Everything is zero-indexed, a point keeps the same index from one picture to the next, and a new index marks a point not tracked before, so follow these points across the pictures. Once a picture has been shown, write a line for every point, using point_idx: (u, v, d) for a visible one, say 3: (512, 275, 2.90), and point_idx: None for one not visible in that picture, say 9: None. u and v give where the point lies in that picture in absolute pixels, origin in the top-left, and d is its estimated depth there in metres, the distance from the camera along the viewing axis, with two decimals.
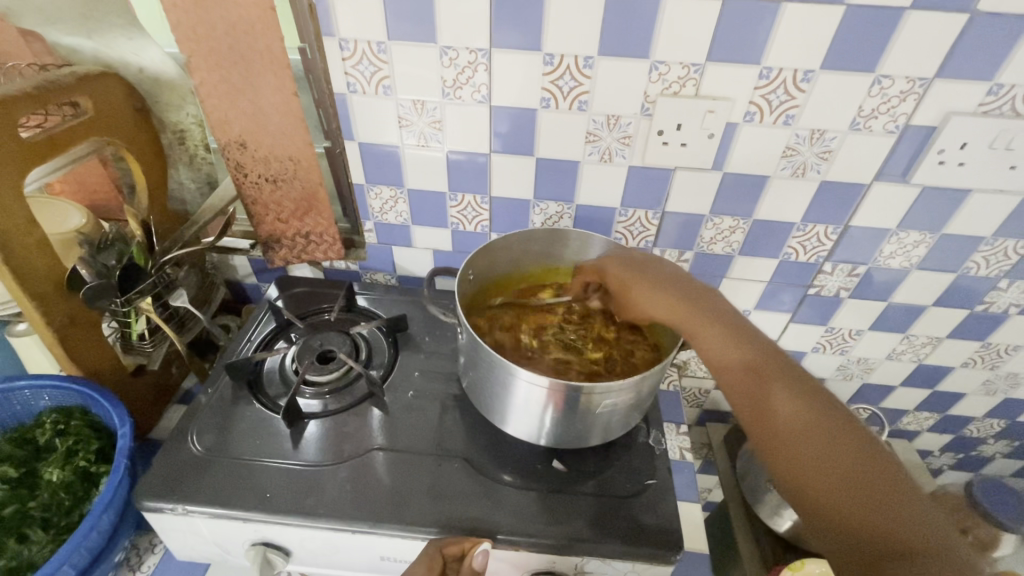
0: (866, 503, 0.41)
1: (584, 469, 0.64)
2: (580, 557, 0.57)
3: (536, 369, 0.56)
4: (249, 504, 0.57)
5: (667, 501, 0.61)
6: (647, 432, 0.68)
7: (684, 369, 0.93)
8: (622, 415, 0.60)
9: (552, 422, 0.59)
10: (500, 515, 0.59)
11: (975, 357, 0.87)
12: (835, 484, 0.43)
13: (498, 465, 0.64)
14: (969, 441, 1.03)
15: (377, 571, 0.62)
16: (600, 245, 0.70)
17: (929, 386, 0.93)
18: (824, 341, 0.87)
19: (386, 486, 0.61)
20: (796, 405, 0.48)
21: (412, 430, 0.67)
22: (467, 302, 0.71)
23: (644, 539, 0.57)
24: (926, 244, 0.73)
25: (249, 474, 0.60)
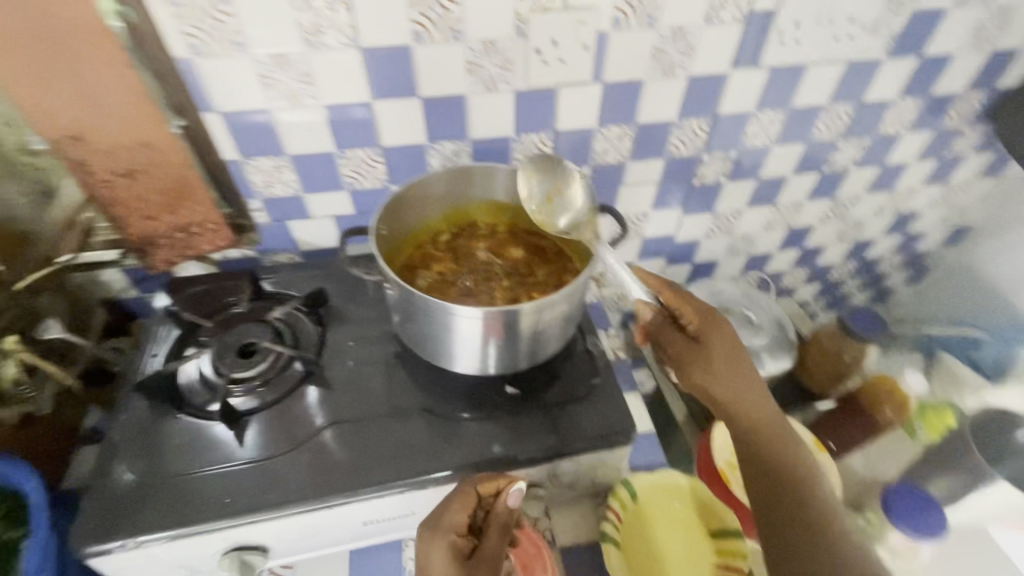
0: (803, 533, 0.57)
1: (536, 387, 0.67)
2: (550, 462, 0.62)
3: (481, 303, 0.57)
4: (211, 514, 0.55)
5: (614, 393, 0.67)
6: (584, 339, 0.72)
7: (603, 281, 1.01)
8: (559, 326, 0.63)
9: (498, 350, 0.62)
10: (468, 449, 0.61)
11: (829, 213, 1.03)
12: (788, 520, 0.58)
13: (456, 404, 0.66)
14: (833, 284, 1.24)
15: (363, 537, 0.63)
16: (504, 175, 0.70)
17: (798, 245, 1.09)
18: (713, 227, 0.99)
19: (347, 458, 0.60)
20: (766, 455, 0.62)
21: (361, 397, 0.66)
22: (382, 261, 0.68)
23: (602, 430, 0.63)
24: (780, 120, 0.82)
25: (201, 484, 0.57)
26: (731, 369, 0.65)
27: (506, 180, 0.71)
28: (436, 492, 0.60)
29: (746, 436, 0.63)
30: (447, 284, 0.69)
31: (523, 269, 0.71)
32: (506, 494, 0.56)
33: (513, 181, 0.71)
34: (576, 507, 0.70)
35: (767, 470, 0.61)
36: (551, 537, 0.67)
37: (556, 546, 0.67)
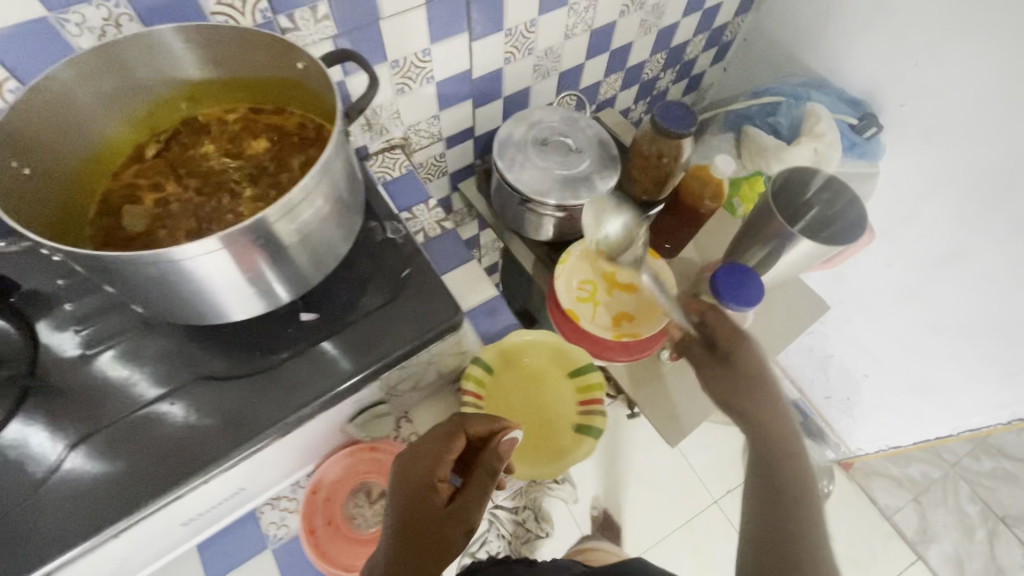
0: (784, 529, 0.55)
1: (337, 303, 0.56)
2: (381, 376, 0.54)
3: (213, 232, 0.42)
4: (37, 563, 0.43)
5: (430, 278, 0.57)
6: (382, 228, 0.60)
7: (409, 147, 0.89)
8: (330, 222, 0.51)
9: (271, 273, 0.49)
10: (281, 398, 0.51)
11: (627, 3, 0.93)
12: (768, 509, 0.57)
13: (242, 358, 0.53)
14: (650, 83, 1.21)
15: (198, 532, 0.54)
16: (177, 41, 0.48)
17: (606, 48, 1.00)
18: (511, 49, 0.85)
19: (191, 434, 0.49)
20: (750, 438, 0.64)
21: (151, 372, 0.52)
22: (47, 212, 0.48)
23: (425, 321, 0.55)
24: None
25: (14, 528, 0.44)
26: (738, 376, 0.66)
27: (185, 49, 0.49)
28: (266, 455, 0.51)
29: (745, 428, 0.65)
30: (162, 208, 0.51)
31: (267, 164, 0.53)
32: (496, 440, 0.56)
33: (199, 46, 0.49)
34: (437, 402, 0.65)
35: (763, 453, 0.62)
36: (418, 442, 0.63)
37: None
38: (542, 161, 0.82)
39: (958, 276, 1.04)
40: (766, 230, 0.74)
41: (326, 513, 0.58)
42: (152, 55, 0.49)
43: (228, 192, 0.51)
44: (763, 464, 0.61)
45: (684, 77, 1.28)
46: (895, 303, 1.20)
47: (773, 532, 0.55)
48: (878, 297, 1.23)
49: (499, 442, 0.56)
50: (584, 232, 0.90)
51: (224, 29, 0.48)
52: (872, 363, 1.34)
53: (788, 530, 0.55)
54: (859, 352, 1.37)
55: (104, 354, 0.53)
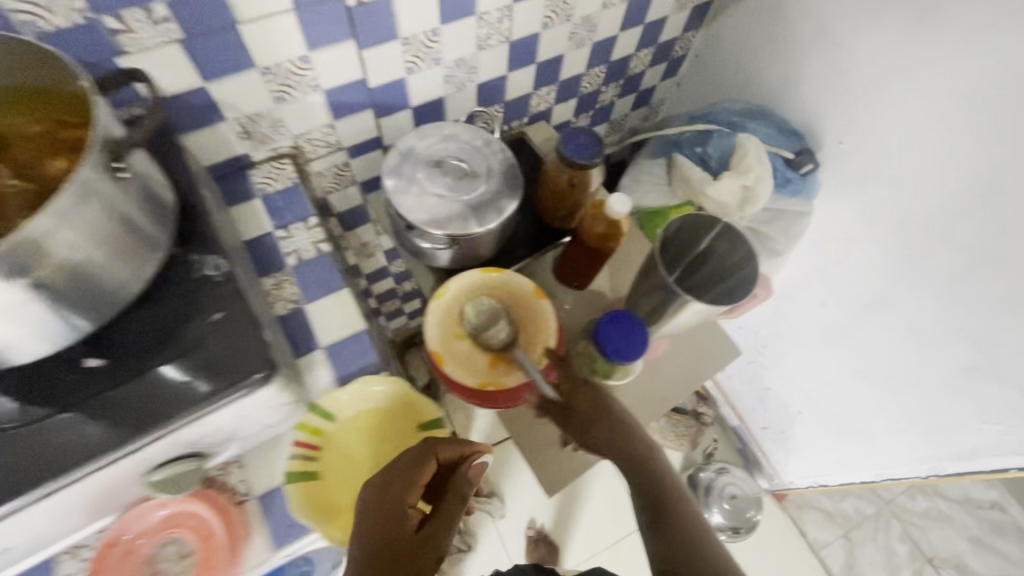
0: (685, 540, 0.63)
1: (129, 346, 0.50)
2: (176, 430, 0.48)
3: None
4: None
5: (243, 321, 0.52)
6: (204, 261, 0.54)
7: (302, 155, 0.83)
8: (115, 253, 0.46)
9: (54, 308, 0.44)
10: (55, 454, 0.45)
11: (549, 13, 0.86)
12: (672, 531, 0.65)
13: (4, 405, 0.46)
14: (591, 96, 1.14)
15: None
16: None
17: (531, 60, 0.93)
18: (411, 58, 0.78)
19: (78, 420, 0.46)
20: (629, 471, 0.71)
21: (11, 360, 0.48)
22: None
23: (226, 371, 0.49)
24: None
25: None
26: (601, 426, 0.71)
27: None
28: (61, 501, 0.47)
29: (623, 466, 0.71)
30: None
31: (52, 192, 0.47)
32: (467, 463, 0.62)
33: None
34: (274, 446, 0.60)
35: (644, 478, 0.70)
36: (245, 490, 0.58)
37: (252, 497, 0.58)
38: (434, 184, 0.77)
39: (886, 328, 1.00)
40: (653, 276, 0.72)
41: (121, 567, 0.53)
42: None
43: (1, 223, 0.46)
44: (648, 486, 0.70)
45: (631, 91, 1.22)
46: (829, 344, 1.16)
47: (677, 546, 0.63)
48: (812, 336, 1.19)
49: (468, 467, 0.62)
50: (485, 258, 0.85)
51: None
52: (805, 400, 1.31)
53: (689, 543, 0.63)
54: (793, 387, 1.33)
55: None
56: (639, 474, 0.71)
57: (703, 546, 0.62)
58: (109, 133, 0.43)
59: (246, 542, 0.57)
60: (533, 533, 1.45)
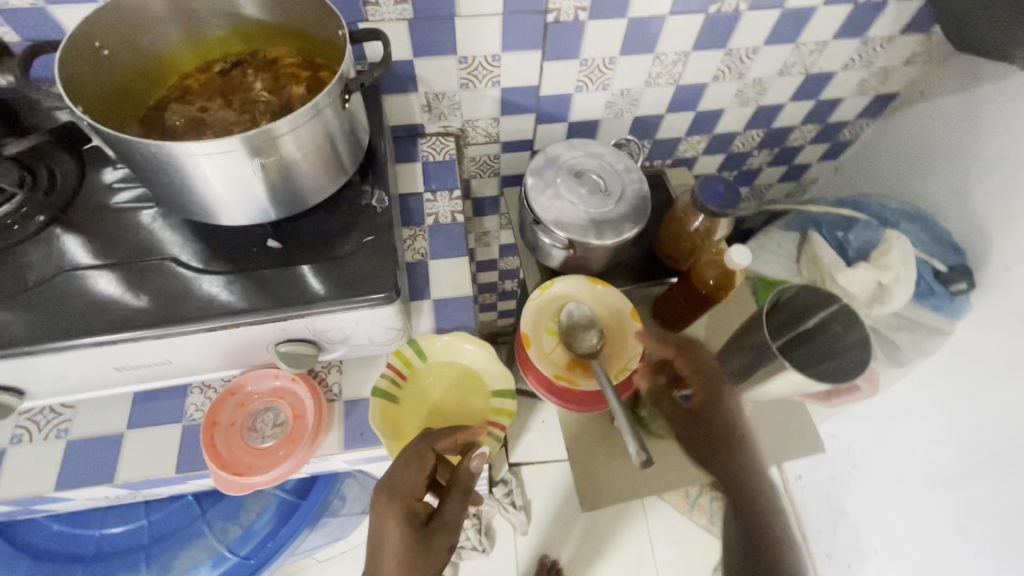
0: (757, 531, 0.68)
1: (301, 240, 0.62)
2: (304, 318, 0.58)
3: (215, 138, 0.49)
4: (50, 337, 0.54)
5: (384, 249, 0.61)
6: (371, 194, 0.65)
7: (465, 138, 0.94)
8: (314, 162, 0.58)
9: (259, 190, 0.56)
10: (219, 300, 0.57)
11: (723, 68, 0.90)
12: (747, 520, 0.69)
13: (202, 253, 0.61)
14: (740, 156, 1.15)
15: (126, 381, 0.63)
16: None
17: (692, 107, 0.97)
18: (583, 78, 0.86)
19: (212, 290, 0.58)
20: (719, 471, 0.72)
21: (186, 230, 0.62)
22: (116, 88, 0.59)
23: (359, 282, 0.59)
24: None
25: (54, 304, 0.56)
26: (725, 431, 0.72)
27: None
28: (203, 339, 0.58)
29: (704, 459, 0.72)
30: (198, 115, 0.60)
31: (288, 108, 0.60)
32: (467, 457, 0.61)
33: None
34: (371, 365, 0.69)
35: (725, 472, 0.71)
36: (336, 392, 0.68)
37: (340, 399, 0.67)
38: (570, 191, 0.83)
39: (997, 493, 0.91)
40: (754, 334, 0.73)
41: (232, 414, 0.64)
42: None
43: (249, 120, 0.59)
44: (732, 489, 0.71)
45: (783, 163, 1.20)
46: (926, 488, 1.05)
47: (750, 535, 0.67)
48: (912, 474, 1.08)
49: (469, 460, 0.61)
50: (591, 270, 0.89)
51: None
52: (885, 537, 1.18)
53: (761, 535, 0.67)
54: (875, 519, 1.21)
55: (148, 212, 0.63)
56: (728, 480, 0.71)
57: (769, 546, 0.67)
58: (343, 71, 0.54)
59: (324, 432, 0.65)
60: (546, 559, 1.42)
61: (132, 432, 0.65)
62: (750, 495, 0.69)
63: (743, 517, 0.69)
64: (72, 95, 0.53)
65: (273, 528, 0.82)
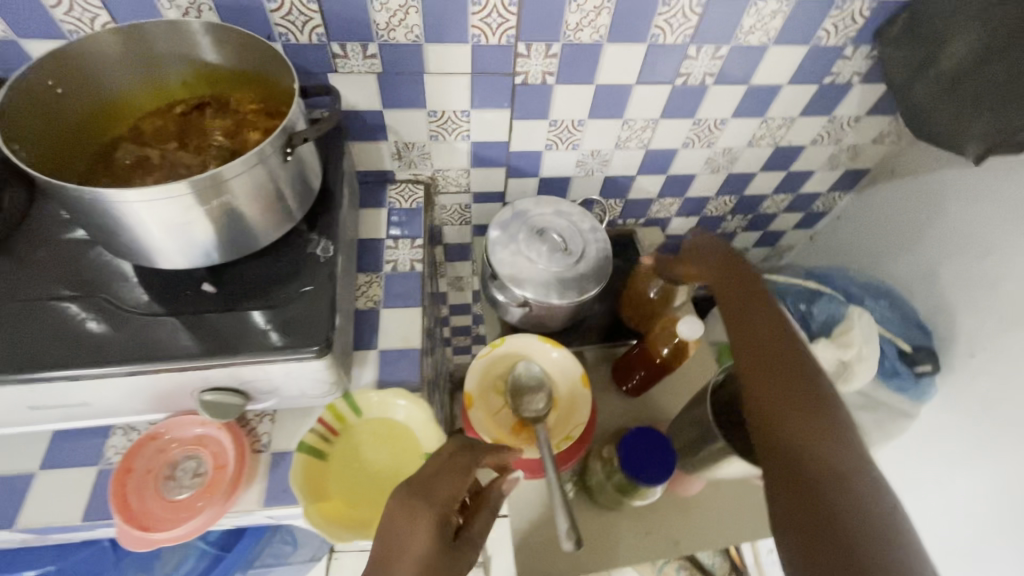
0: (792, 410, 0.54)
1: (239, 285, 0.61)
2: (232, 367, 0.56)
3: (154, 186, 0.49)
4: None
5: (323, 300, 0.60)
6: (318, 243, 0.64)
7: (435, 187, 0.95)
8: (258, 212, 0.58)
9: (193, 241, 0.56)
10: (145, 344, 0.56)
11: (692, 136, 0.91)
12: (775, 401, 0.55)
13: (135, 294, 0.59)
14: (713, 220, 1.15)
15: (44, 420, 0.60)
16: (206, 36, 0.58)
17: (663, 171, 0.98)
18: (553, 137, 0.88)
19: (140, 334, 0.56)
20: (760, 334, 0.61)
21: (123, 268, 0.61)
22: (70, 125, 0.60)
23: (293, 333, 0.57)
24: (607, 10, 0.69)
25: None
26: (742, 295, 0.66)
27: (214, 39, 0.59)
28: (125, 384, 0.56)
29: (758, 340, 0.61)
30: (150, 156, 0.60)
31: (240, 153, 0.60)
32: (501, 476, 0.58)
33: (224, 43, 0.59)
34: (304, 416, 0.67)
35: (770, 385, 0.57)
36: (264, 443, 0.65)
37: (267, 451, 0.64)
38: (531, 248, 0.83)
39: None
40: (700, 410, 0.71)
41: (149, 460, 0.62)
42: (190, 35, 0.58)
43: (199, 163, 0.59)
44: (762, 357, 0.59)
45: (758, 229, 1.21)
46: None
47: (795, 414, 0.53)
48: None
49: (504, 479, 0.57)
50: (550, 328, 0.88)
51: (239, 32, 0.57)
52: None
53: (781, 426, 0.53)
54: None
55: (89, 247, 0.62)
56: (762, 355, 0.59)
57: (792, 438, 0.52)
58: (292, 124, 0.55)
59: (245, 486, 0.62)
60: None
61: (44, 473, 0.62)
62: (795, 402, 0.54)
63: (798, 402, 0.55)
64: (17, 130, 0.54)
65: None
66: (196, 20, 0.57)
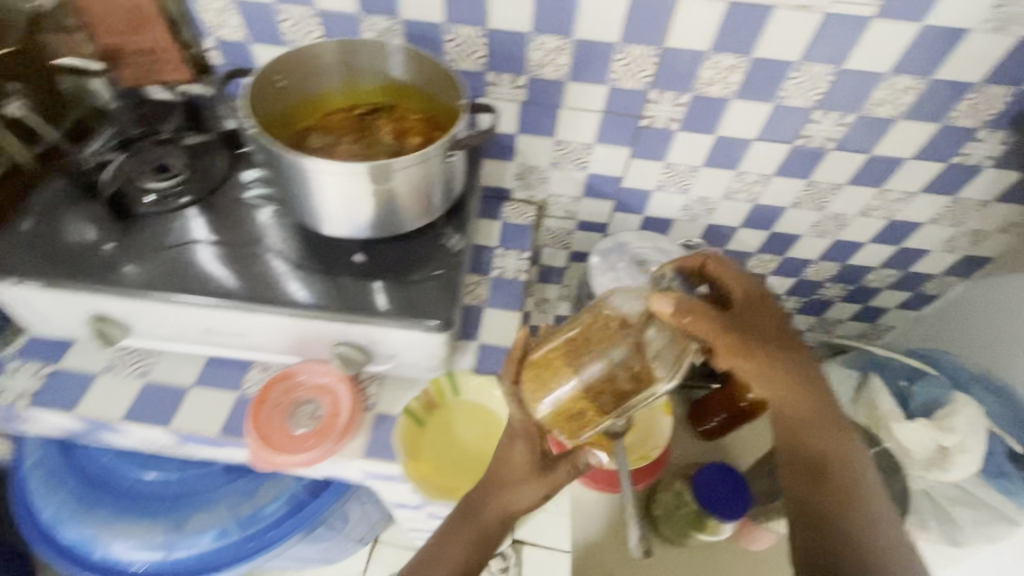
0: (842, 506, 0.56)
1: (382, 261, 0.71)
2: (366, 328, 0.66)
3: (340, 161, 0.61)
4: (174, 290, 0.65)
5: (449, 285, 0.68)
6: (451, 236, 0.74)
7: (545, 210, 1.03)
8: (411, 203, 0.68)
9: (357, 216, 0.67)
10: (304, 294, 0.67)
11: (803, 197, 0.93)
12: (837, 501, 0.56)
13: (300, 253, 0.71)
14: (810, 284, 1.14)
15: (209, 344, 0.72)
16: (399, 55, 0.71)
17: (767, 227, 1.01)
18: (665, 179, 0.93)
19: (301, 286, 0.67)
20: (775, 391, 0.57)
21: (294, 230, 0.74)
22: (280, 113, 0.74)
23: (423, 309, 0.66)
24: (741, 69, 0.75)
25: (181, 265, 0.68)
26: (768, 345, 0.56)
27: (406, 59, 0.71)
28: (280, 325, 0.67)
29: (799, 416, 0.58)
30: (332, 145, 0.73)
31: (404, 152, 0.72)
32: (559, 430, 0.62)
33: (411, 63, 0.71)
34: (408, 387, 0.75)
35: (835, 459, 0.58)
36: (371, 402, 0.73)
37: (372, 410, 0.72)
38: (630, 276, 0.88)
39: None
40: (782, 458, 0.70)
41: (279, 390, 0.71)
42: (386, 53, 0.71)
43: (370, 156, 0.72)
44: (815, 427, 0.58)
45: (857, 302, 1.17)
46: None
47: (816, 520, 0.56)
48: None
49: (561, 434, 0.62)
50: None
51: (427, 57, 0.69)
52: None
53: (838, 528, 0.55)
54: None
55: (270, 210, 0.75)
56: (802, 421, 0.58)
57: (839, 538, 0.55)
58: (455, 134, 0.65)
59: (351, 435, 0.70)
60: None
61: (195, 389, 0.73)
62: (840, 498, 0.56)
63: (823, 488, 0.57)
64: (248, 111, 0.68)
65: (283, 515, 0.82)
66: (395, 43, 0.69)
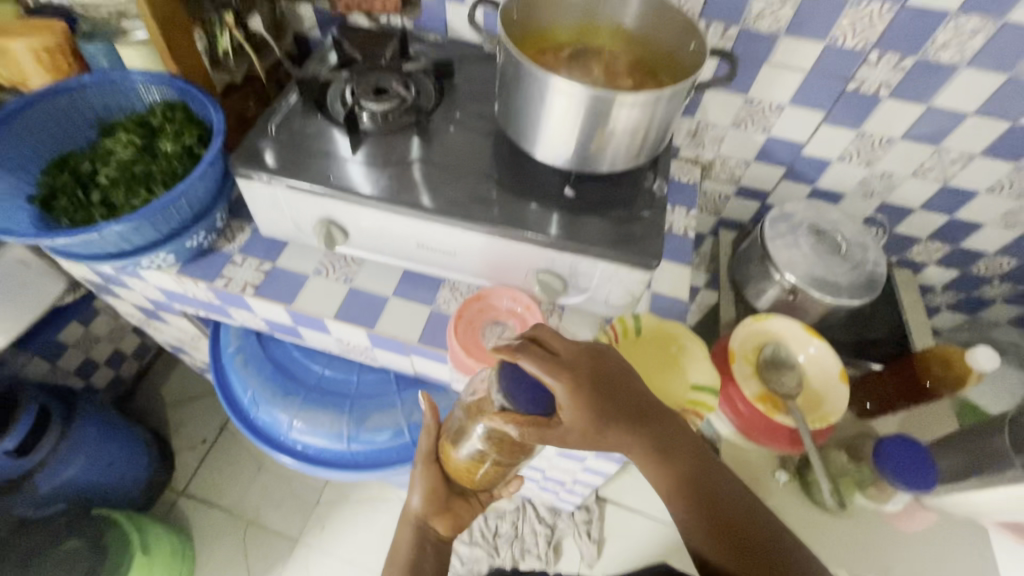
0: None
1: (590, 197, 0.73)
2: (575, 257, 0.69)
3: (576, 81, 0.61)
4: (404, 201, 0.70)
5: (656, 228, 0.70)
6: (652, 180, 0.75)
7: (708, 171, 1.02)
8: (627, 144, 0.67)
9: (574, 145, 0.68)
10: (517, 217, 0.70)
11: (1003, 182, 0.88)
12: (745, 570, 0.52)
13: (510, 180, 0.74)
14: (974, 279, 1.08)
15: (414, 258, 0.78)
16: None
17: (949, 211, 0.95)
18: (851, 150, 0.90)
19: (513, 211, 0.71)
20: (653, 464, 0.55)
21: (502, 160, 0.77)
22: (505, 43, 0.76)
23: (633, 247, 0.68)
24: (985, 34, 0.71)
25: (405, 180, 0.73)
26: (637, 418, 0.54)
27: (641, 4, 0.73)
28: (491, 245, 0.71)
29: (681, 476, 0.56)
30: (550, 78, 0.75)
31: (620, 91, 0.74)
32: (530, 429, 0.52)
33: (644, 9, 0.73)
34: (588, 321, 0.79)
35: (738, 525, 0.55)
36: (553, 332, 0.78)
37: None
38: (808, 243, 0.86)
39: None
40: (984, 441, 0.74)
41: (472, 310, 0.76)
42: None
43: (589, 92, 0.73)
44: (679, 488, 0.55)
45: None
46: None
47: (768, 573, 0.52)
48: None
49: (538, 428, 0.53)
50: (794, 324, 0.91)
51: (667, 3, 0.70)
52: None
53: None
54: None
55: (477, 139, 0.79)
56: (695, 489, 0.55)
57: None
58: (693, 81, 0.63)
59: None
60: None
61: (394, 299, 0.80)
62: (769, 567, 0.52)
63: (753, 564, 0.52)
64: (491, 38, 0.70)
65: None
66: None
